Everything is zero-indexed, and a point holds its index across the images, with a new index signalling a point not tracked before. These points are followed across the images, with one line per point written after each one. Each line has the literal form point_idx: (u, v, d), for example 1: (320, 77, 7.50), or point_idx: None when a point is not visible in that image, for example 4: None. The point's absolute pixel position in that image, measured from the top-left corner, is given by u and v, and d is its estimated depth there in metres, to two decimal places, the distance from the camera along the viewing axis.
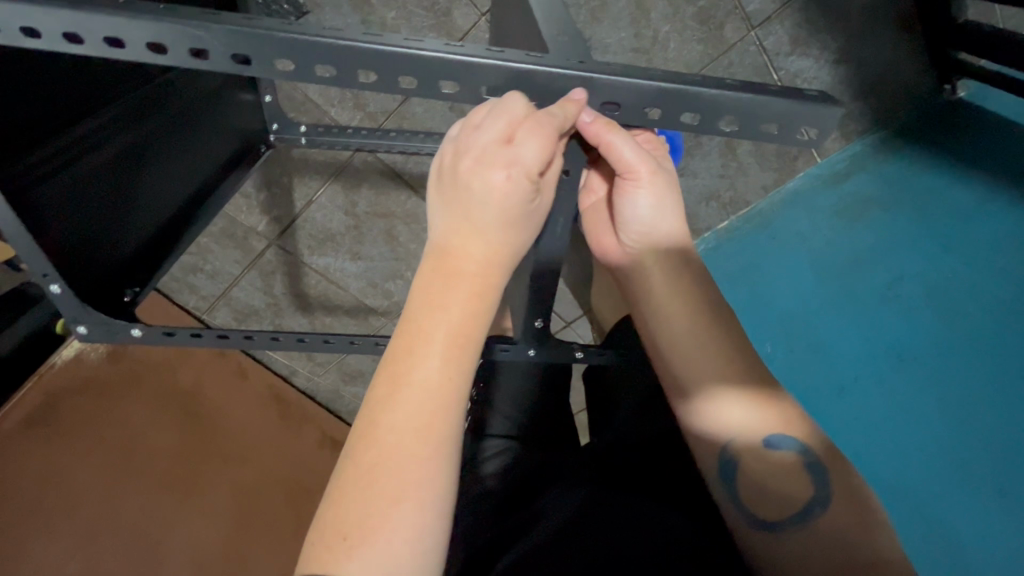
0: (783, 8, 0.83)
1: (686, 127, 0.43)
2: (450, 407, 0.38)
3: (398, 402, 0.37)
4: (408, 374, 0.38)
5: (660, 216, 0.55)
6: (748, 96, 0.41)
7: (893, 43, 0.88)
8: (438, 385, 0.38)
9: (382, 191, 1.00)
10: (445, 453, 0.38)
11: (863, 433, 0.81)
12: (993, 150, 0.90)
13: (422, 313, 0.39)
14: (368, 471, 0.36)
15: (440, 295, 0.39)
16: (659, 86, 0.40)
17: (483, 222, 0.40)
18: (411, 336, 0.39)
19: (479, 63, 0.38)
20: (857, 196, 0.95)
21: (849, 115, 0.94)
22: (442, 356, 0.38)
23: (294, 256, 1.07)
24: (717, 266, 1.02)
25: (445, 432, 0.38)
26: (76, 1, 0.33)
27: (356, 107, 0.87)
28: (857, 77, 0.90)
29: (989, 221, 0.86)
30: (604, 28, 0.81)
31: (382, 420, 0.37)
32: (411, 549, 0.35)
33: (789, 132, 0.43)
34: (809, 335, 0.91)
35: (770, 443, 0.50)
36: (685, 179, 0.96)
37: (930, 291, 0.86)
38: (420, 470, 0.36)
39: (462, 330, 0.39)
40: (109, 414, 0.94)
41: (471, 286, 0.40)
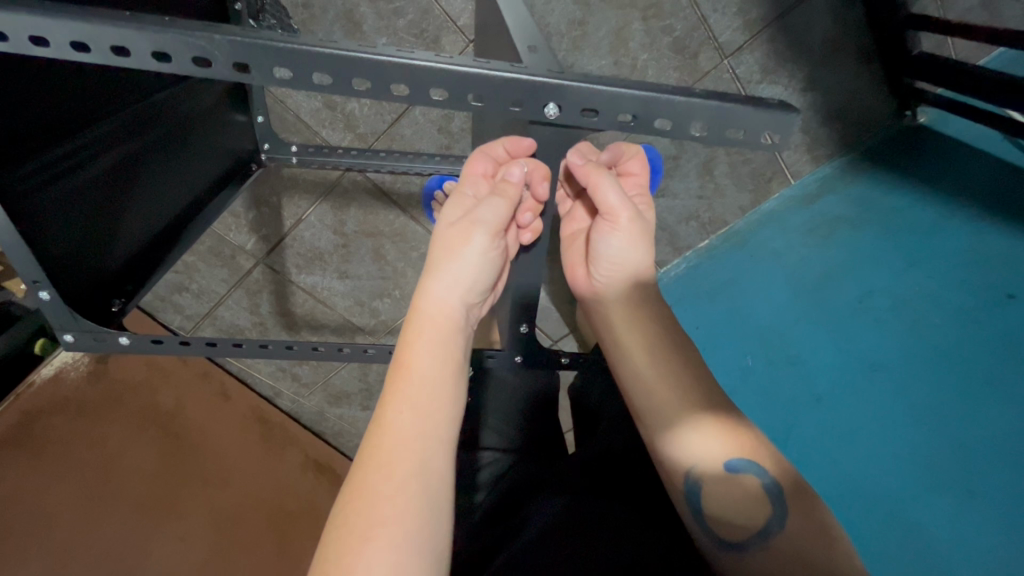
0: (754, 39, 0.88)
1: (660, 133, 0.44)
2: (425, 449, 0.40)
3: (382, 447, 0.40)
4: (389, 420, 0.41)
5: (630, 261, 0.60)
6: (718, 103, 0.43)
7: (855, 73, 0.94)
8: (418, 429, 0.41)
9: (370, 210, 1.02)
10: (426, 497, 0.39)
11: (838, 450, 0.82)
12: (953, 173, 0.95)
13: (398, 364, 0.44)
14: (349, 518, 0.37)
15: (411, 348, 0.45)
16: (633, 94, 0.42)
17: (450, 263, 0.48)
18: (389, 385, 0.43)
19: (466, 71, 0.39)
20: (829, 215, 1.00)
21: (818, 138, 0.99)
22: (410, 403, 0.42)
23: (281, 275, 1.07)
24: (691, 286, 1.05)
25: (424, 477, 0.39)
26: (80, 16, 0.35)
27: (347, 128, 0.90)
28: (823, 102, 0.96)
29: (951, 236, 0.90)
30: (585, 56, 0.86)
31: (365, 462, 0.39)
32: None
33: (755, 138, 0.45)
34: (788, 347, 0.93)
35: (730, 465, 0.50)
36: (665, 199, 1.00)
37: (900, 303, 0.89)
38: (394, 506, 0.37)
39: (433, 372, 0.44)
40: (87, 433, 0.92)
41: (434, 327, 0.47)
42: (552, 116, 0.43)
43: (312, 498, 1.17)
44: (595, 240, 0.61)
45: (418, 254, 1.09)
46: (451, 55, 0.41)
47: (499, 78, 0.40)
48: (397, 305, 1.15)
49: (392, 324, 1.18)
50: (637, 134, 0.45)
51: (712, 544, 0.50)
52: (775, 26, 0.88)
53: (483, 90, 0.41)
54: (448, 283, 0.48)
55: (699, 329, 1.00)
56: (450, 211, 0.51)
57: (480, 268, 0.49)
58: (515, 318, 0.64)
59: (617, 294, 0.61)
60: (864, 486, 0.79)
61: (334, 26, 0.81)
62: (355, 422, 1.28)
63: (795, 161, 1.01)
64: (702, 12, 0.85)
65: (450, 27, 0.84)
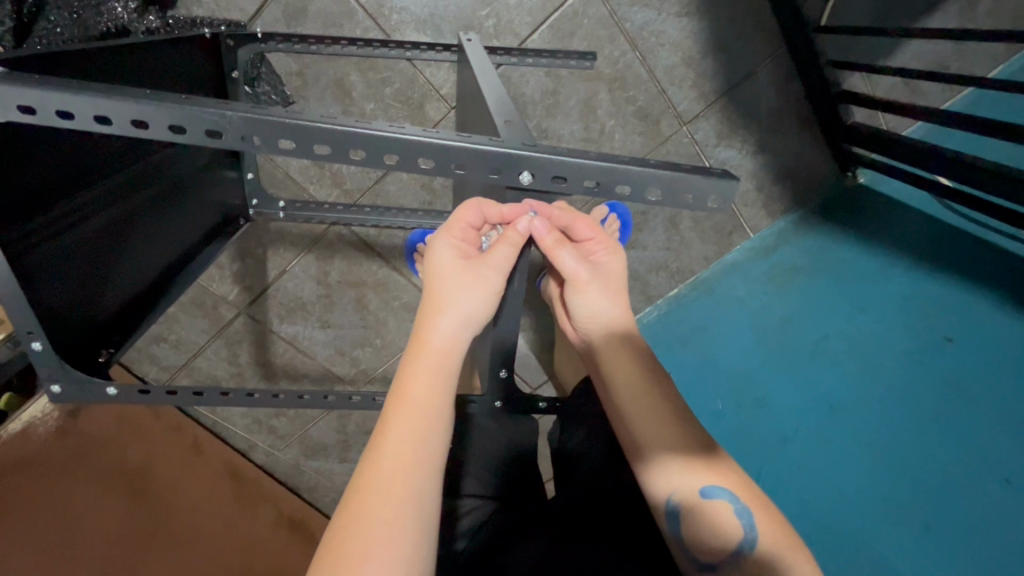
0: (709, 108, 0.98)
1: (621, 197, 0.49)
2: (418, 476, 0.44)
3: (382, 469, 0.43)
4: (387, 447, 0.45)
5: (600, 318, 0.62)
6: (670, 173, 0.48)
7: (800, 139, 1.05)
8: (413, 454, 0.45)
9: (354, 262, 1.06)
10: (419, 523, 0.42)
11: (805, 488, 0.84)
12: (888, 224, 1.03)
13: (396, 391, 0.48)
14: (346, 533, 0.40)
15: (407, 376, 0.49)
16: (598, 165, 0.47)
17: (452, 298, 0.51)
18: (387, 412, 0.47)
19: (450, 145, 0.44)
20: (786, 264, 1.08)
21: (772, 197, 1.09)
22: (406, 429, 0.46)
23: (262, 325, 1.08)
24: (666, 330, 1.12)
25: (418, 499, 0.43)
26: (102, 94, 0.39)
27: (334, 185, 0.95)
28: (773, 164, 1.06)
29: (892, 284, 0.96)
30: (558, 121, 0.94)
31: (361, 483, 0.43)
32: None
33: (702, 203, 0.50)
34: (753, 390, 0.97)
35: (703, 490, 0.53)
36: (635, 251, 1.08)
37: (854, 346, 0.93)
38: (388, 527, 0.41)
39: (428, 400, 0.48)
40: (52, 491, 0.89)
41: (435, 358, 0.50)
42: (524, 180, 0.48)
43: (284, 557, 1.14)
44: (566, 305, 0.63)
45: (399, 304, 1.12)
46: (436, 130, 0.46)
47: (477, 149, 0.45)
48: (377, 355, 1.16)
49: (372, 373, 1.19)
50: (602, 198, 0.50)
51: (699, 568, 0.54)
52: (727, 97, 0.98)
53: (466, 159, 0.46)
54: (451, 316, 0.51)
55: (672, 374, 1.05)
56: (440, 253, 0.53)
57: (484, 300, 0.52)
58: (494, 363, 0.67)
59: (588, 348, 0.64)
60: (827, 522, 0.80)
61: (325, 93, 0.88)
62: (332, 473, 1.28)
63: (752, 217, 1.10)
64: (662, 84, 0.94)
65: (434, 95, 0.91)
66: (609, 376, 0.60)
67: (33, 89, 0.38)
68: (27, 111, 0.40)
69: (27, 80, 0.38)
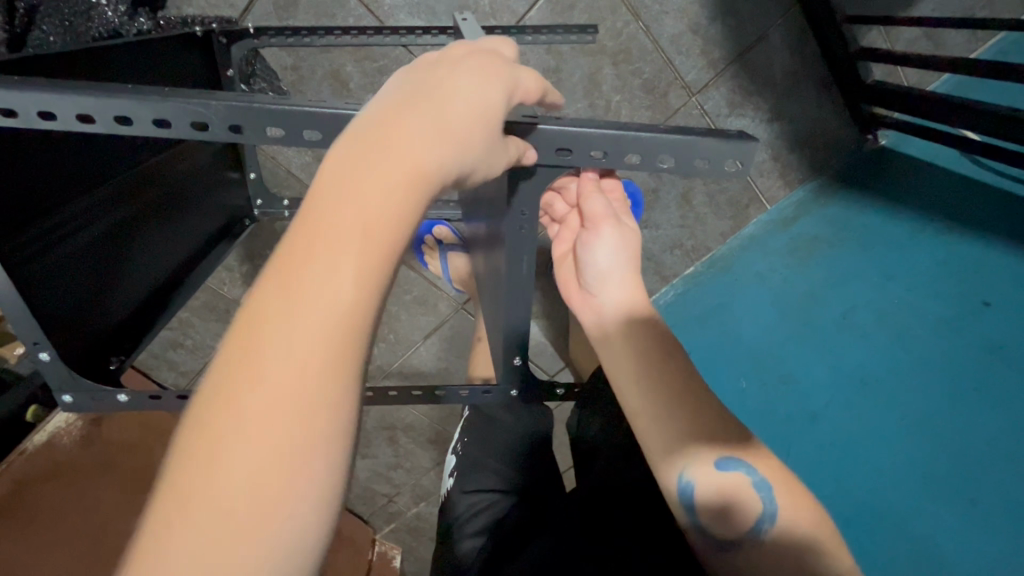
0: (718, 76, 0.94)
1: (630, 167, 0.47)
2: (306, 409, 0.29)
3: (251, 387, 0.29)
4: (273, 342, 0.29)
5: (614, 266, 0.60)
6: (682, 137, 0.46)
7: (816, 102, 1.00)
8: (300, 372, 0.29)
9: None
10: (327, 421, 0.30)
11: (842, 468, 0.80)
12: (912, 187, 0.99)
13: (300, 253, 0.31)
14: (217, 405, 0.29)
15: (320, 235, 0.31)
16: (604, 133, 0.45)
17: (450, 117, 0.35)
18: (276, 294, 0.30)
19: None
20: (806, 236, 1.04)
21: (791, 164, 1.05)
22: (301, 326, 0.30)
23: None
24: (681, 312, 1.08)
25: (297, 448, 0.29)
26: (82, 90, 0.37)
27: None
28: (789, 130, 1.01)
29: (921, 248, 0.92)
30: (562, 100, 0.91)
31: (218, 397, 0.29)
32: (241, 554, 0.27)
33: (719, 167, 0.48)
34: (778, 366, 0.94)
35: (720, 464, 0.52)
36: (648, 230, 1.04)
37: (884, 315, 0.90)
38: (234, 480, 0.27)
39: (343, 283, 0.30)
40: (79, 497, 0.87)
41: (369, 212, 0.32)
42: (532, 158, 0.44)
43: None
44: (580, 256, 0.61)
45: (411, 297, 1.10)
46: None
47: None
48: (392, 349, 1.15)
49: (388, 368, 1.18)
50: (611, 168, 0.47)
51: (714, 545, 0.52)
52: (737, 64, 0.94)
53: None
54: (430, 125, 0.34)
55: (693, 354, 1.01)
56: (474, 86, 0.37)
57: (481, 160, 0.37)
58: (508, 351, 0.65)
59: (614, 312, 0.60)
60: (862, 499, 0.78)
61: (323, 86, 0.86)
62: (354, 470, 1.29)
63: (769, 187, 1.06)
64: (667, 54, 0.91)
65: None
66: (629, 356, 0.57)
67: (12, 91, 0.37)
68: (9, 114, 0.38)
69: (4, 82, 0.37)
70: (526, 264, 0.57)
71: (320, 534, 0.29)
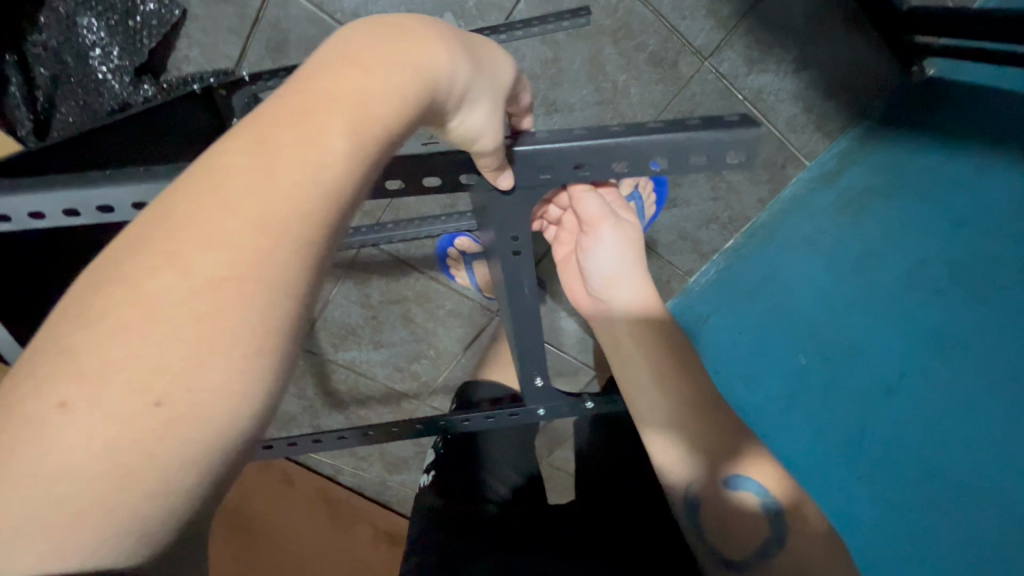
0: (731, 35, 0.87)
1: (618, 176, 0.44)
2: (263, 271, 0.28)
3: (214, 219, 0.27)
4: (242, 185, 0.28)
5: (622, 262, 0.57)
6: (673, 137, 0.41)
7: (849, 42, 0.90)
8: (266, 228, 0.28)
9: (393, 279, 1.05)
10: (291, 273, 0.28)
11: (943, 441, 0.79)
12: (971, 122, 0.91)
13: (302, 118, 0.29)
14: (171, 230, 0.27)
15: (323, 111, 0.30)
16: (582, 147, 0.42)
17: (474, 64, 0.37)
18: (252, 145, 0.29)
19: (406, 158, 0.42)
20: (856, 190, 0.96)
21: (829, 115, 0.95)
22: (275, 183, 0.28)
23: (320, 356, 1.09)
24: (714, 297, 1.00)
25: (251, 315, 0.27)
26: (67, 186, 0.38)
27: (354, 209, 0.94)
28: (820, 78, 0.92)
29: (987, 192, 0.87)
30: (566, 90, 0.86)
31: (176, 213, 0.28)
32: (184, 387, 0.25)
33: (719, 161, 0.43)
34: (842, 336, 0.89)
35: (730, 480, 0.51)
36: (678, 209, 0.96)
37: (954, 269, 0.86)
38: (178, 311, 0.26)
39: (331, 175, 0.30)
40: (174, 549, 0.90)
41: (377, 112, 0.31)
42: (509, 184, 0.44)
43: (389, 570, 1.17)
44: (583, 259, 0.59)
45: (445, 311, 1.10)
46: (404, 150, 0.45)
47: (442, 156, 0.42)
48: (435, 365, 1.15)
49: (434, 384, 1.18)
50: (597, 178, 0.44)
51: (712, 560, 0.51)
52: (750, 18, 0.87)
53: (436, 166, 0.43)
54: (460, 61, 0.35)
55: (738, 385, 0.92)
56: (493, 59, 0.39)
57: (489, 112, 0.38)
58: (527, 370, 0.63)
59: (625, 314, 0.57)
60: (947, 468, 0.78)
61: None
62: (417, 486, 1.30)
63: (805, 142, 0.97)
64: (671, 22, 0.84)
65: None
66: (648, 364, 0.55)
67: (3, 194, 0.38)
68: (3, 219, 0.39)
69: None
70: (528, 288, 0.56)
71: (266, 396, 0.28)
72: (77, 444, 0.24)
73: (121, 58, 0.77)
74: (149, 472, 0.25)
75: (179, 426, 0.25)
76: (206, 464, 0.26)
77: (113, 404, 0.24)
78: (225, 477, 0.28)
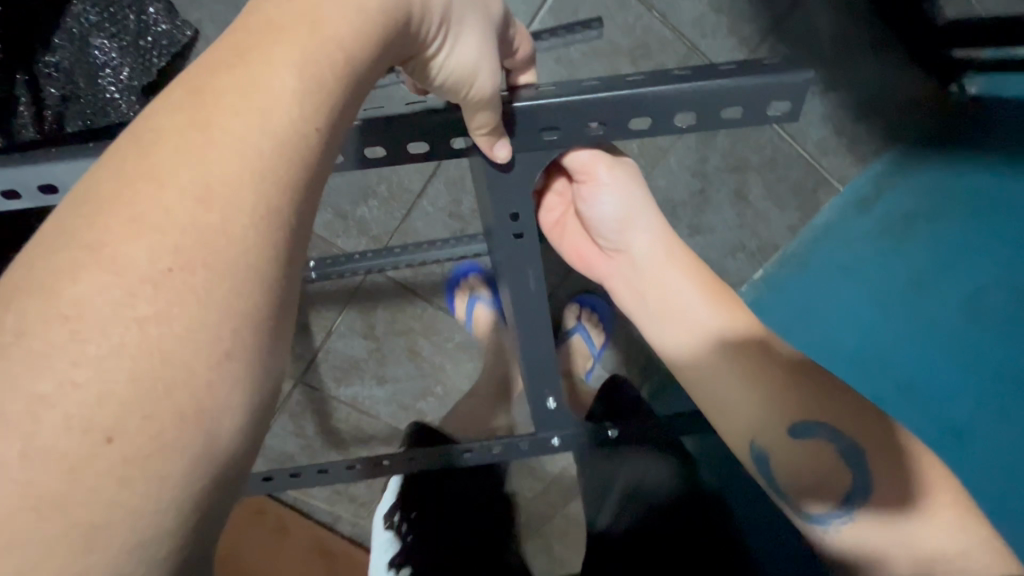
0: (755, 54, 0.83)
1: (637, 133, 0.43)
2: (215, 241, 0.26)
3: (157, 188, 0.26)
4: (187, 145, 0.27)
5: (630, 210, 0.58)
6: (696, 87, 0.41)
7: (880, 62, 0.86)
8: (218, 184, 0.26)
9: (397, 308, 1.00)
10: (257, 247, 0.27)
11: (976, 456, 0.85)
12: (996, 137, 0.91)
13: (249, 69, 0.29)
14: (103, 214, 0.25)
15: (268, 58, 0.29)
16: (597, 101, 0.41)
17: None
18: (193, 114, 0.28)
19: (395, 118, 0.41)
20: (895, 215, 0.92)
21: (863, 138, 0.90)
22: (220, 140, 0.27)
23: (320, 392, 1.01)
24: None
25: (207, 308, 0.25)
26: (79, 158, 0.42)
27: (361, 234, 0.91)
28: (851, 99, 0.88)
29: (997, 215, 0.90)
30: None
31: (109, 192, 0.25)
32: (142, 414, 0.23)
33: (754, 113, 0.43)
34: (889, 369, 0.89)
35: (794, 430, 0.51)
36: (702, 237, 0.90)
37: (964, 297, 0.90)
38: (120, 315, 0.23)
39: (288, 120, 0.29)
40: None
41: (332, 49, 0.31)
42: (505, 155, 0.43)
43: None
44: (587, 212, 0.59)
45: (454, 344, 1.04)
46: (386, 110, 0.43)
47: (436, 118, 0.42)
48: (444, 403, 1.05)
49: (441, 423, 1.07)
50: (611, 137, 0.44)
51: (796, 510, 0.52)
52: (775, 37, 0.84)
53: (436, 130, 0.42)
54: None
55: None
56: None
57: (470, 46, 0.38)
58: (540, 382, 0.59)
59: (643, 258, 0.60)
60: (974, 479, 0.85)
61: None
62: None
63: (837, 167, 0.90)
64: (690, 41, 0.82)
65: None
66: None
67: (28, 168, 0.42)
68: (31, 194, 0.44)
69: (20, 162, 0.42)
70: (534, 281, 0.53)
71: (241, 408, 0.26)
72: (5, 497, 0.21)
73: (132, 78, 0.74)
74: (114, 515, 0.22)
75: (141, 457, 0.22)
76: (188, 499, 0.24)
77: (52, 442, 0.21)
78: (219, 494, 0.26)
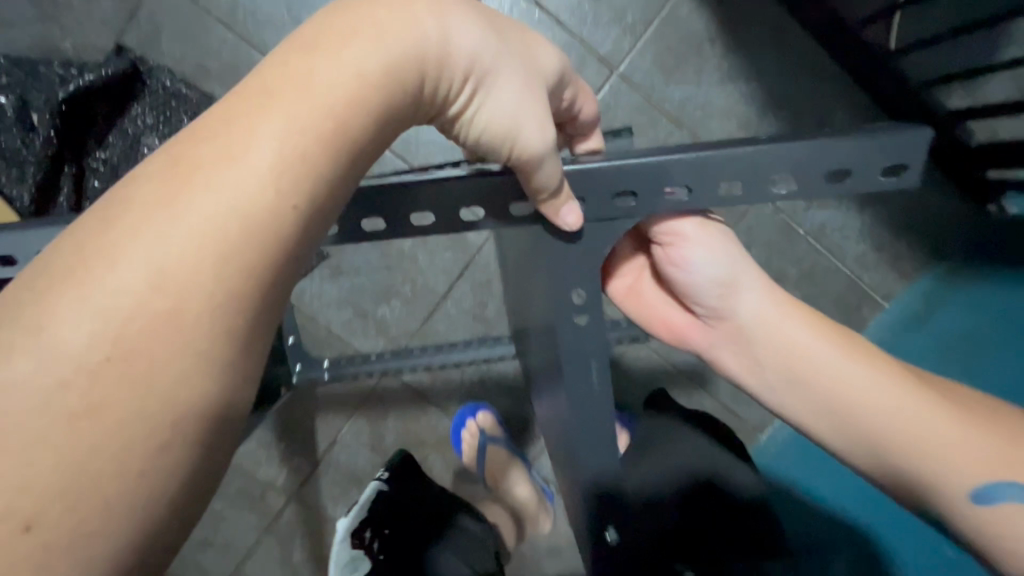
0: None
1: (728, 199, 0.39)
2: (158, 336, 0.25)
3: (107, 273, 0.24)
4: (147, 226, 0.25)
5: (732, 272, 0.52)
6: (793, 146, 0.37)
7: (911, 185, 0.87)
8: (171, 276, 0.25)
9: (410, 417, 0.91)
10: (204, 337, 0.26)
11: None
12: None
13: (227, 139, 0.27)
14: (47, 297, 0.24)
15: (247, 127, 0.27)
16: (678, 161, 0.38)
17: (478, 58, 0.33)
18: (159, 187, 0.26)
19: (448, 180, 0.38)
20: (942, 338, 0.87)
21: (902, 255, 0.88)
22: (185, 224, 0.26)
23: (316, 511, 0.90)
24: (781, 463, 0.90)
25: (134, 403, 0.24)
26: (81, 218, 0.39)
27: (380, 334, 0.87)
28: (885, 216, 0.87)
29: None
30: None
31: (61, 271, 0.25)
32: (64, 505, 0.23)
33: (869, 173, 0.38)
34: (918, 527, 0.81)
35: (974, 493, 0.45)
36: None
37: None
38: (48, 402, 0.23)
39: (261, 201, 0.27)
40: None
41: (319, 123, 0.28)
42: (574, 221, 0.39)
43: None
44: (673, 275, 0.54)
45: None
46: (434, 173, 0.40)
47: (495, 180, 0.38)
48: None
49: None
50: (696, 204, 0.40)
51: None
52: None
53: (496, 193, 0.39)
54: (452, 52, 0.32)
55: None
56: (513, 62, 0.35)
57: (509, 111, 0.35)
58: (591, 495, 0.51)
59: (752, 324, 0.54)
60: None
61: None
62: None
63: (879, 283, 0.88)
64: None
65: None
66: None
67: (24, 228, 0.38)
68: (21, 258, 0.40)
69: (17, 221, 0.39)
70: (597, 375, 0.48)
71: (171, 496, 0.25)
72: None
73: None
74: None
75: (56, 546, 0.22)
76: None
77: None
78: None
